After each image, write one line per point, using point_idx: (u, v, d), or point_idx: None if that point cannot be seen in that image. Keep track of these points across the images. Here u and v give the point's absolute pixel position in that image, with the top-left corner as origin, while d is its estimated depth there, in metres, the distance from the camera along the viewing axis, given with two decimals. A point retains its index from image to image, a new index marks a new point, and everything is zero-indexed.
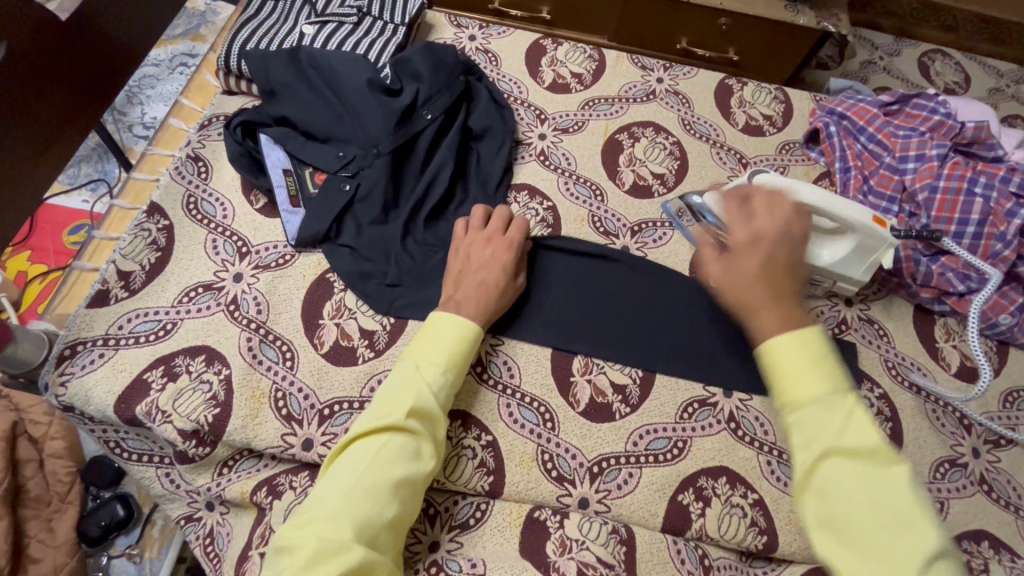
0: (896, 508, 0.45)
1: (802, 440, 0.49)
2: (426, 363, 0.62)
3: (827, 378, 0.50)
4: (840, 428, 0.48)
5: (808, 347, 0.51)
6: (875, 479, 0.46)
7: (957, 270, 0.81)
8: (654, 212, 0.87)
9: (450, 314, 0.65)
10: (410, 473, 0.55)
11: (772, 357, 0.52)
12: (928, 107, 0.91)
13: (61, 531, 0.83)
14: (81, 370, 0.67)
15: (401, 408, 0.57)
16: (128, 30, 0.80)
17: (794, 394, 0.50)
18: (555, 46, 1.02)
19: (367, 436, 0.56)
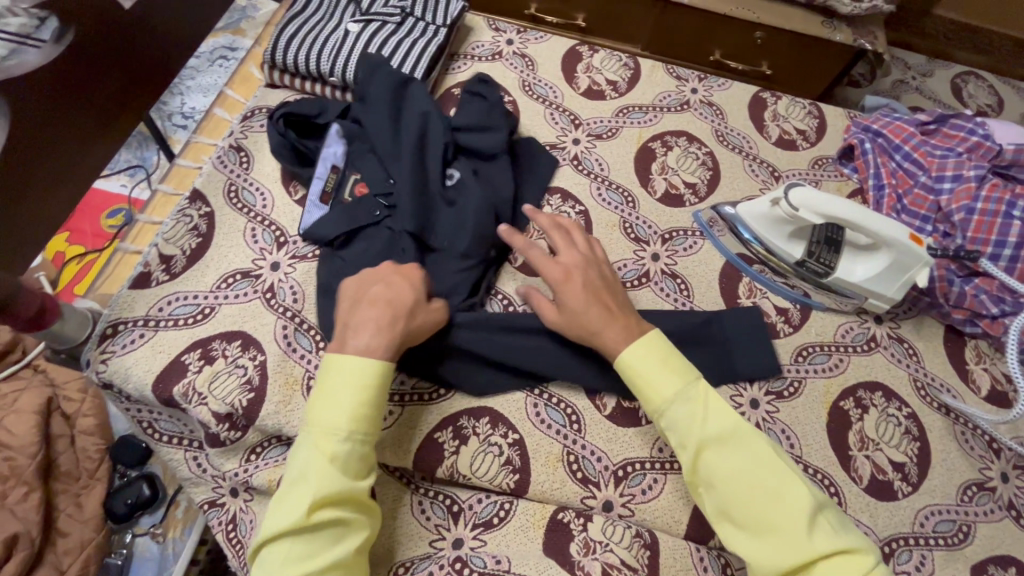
0: (764, 476, 0.55)
1: (681, 440, 0.59)
2: (324, 435, 0.55)
3: (677, 377, 0.61)
4: (703, 419, 0.58)
5: (651, 351, 0.62)
6: (738, 455, 0.57)
7: (991, 292, 0.80)
8: (685, 220, 0.88)
9: (348, 356, 0.58)
10: (335, 559, 0.52)
11: (632, 373, 0.62)
12: (966, 127, 0.90)
13: (89, 507, 0.85)
14: (121, 349, 0.69)
15: (302, 505, 0.52)
16: (181, 21, 0.82)
17: (661, 398, 0.60)
18: (591, 53, 1.03)
19: (277, 536, 0.53)
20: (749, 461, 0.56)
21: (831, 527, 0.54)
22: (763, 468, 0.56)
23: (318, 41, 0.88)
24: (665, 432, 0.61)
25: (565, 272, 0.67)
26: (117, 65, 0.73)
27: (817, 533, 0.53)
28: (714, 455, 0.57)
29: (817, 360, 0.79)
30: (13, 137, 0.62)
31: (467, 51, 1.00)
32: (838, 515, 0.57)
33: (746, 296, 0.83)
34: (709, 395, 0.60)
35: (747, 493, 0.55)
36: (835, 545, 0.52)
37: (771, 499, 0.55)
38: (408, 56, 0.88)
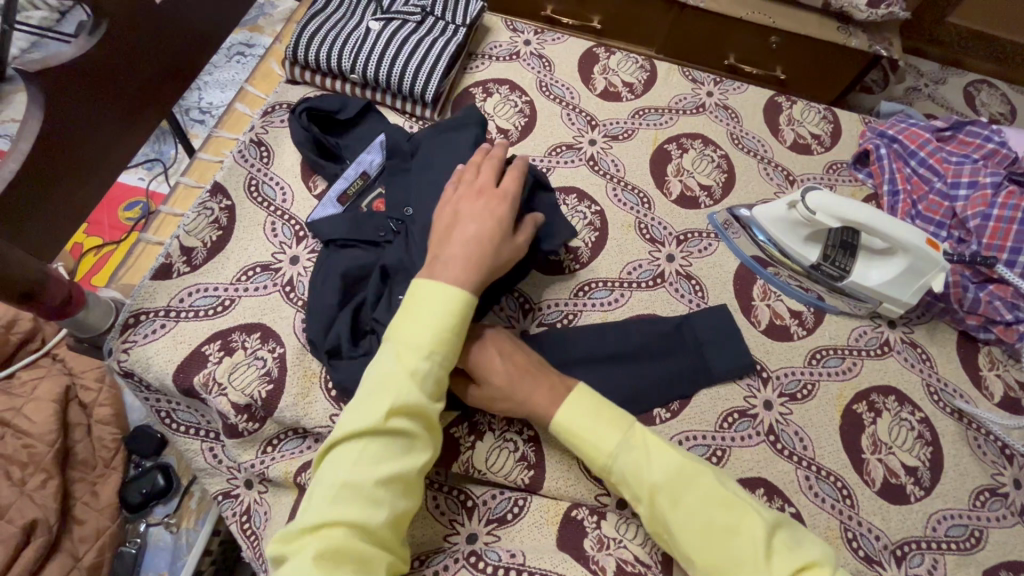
0: (716, 513, 0.54)
1: (631, 492, 0.57)
2: (407, 350, 0.56)
3: (614, 426, 0.59)
4: (646, 465, 0.57)
5: (587, 405, 0.61)
6: (687, 496, 0.55)
7: (1005, 298, 0.81)
8: (700, 223, 0.88)
9: (437, 283, 0.59)
10: (400, 470, 0.53)
11: (571, 430, 0.60)
12: (982, 134, 0.91)
13: (104, 495, 0.86)
14: (143, 339, 0.70)
15: (378, 411, 0.53)
16: (207, 16, 0.83)
17: (603, 453, 0.58)
18: (608, 55, 1.03)
19: (347, 440, 0.54)
20: (697, 499, 0.55)
21: (789, 545, 0.53)
22: (712, 504, 0.55)
23: (340, 38, 0.88)
24: (615, 484, 0.59)
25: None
26: (147, 59, 0.74)
27: (776, 559, 0.52)
28: (666, 501, 0.55)
29: (831, 364, 0.79)
30: (45, 127, 0.63)
31: (485, 51, 1.01)
32: (798, 527, 0.56)
33: (760, 298, 0.83)
34: (647, 436, 0.59)
35: (702, 537, 0.54)
36: (797, 563, 0.51)
37: (725, 533, 0.53)
38: (429, 55, 0.89)
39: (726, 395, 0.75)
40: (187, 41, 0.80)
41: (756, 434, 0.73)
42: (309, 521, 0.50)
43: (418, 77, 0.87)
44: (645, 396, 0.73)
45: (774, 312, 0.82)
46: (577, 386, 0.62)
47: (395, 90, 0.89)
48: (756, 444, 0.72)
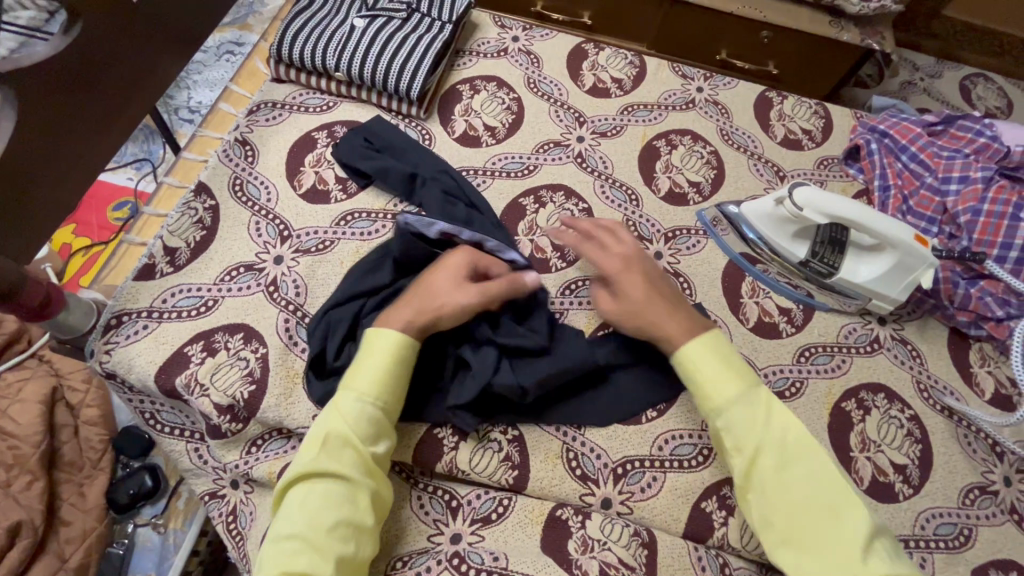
0: (823, 489, 0.57)
1: (735, 438, 0.60)
2: (344, 395, 0.60)
3: (737, 381, 0.61)
4: (759, 426, 0.59)
5: (714, 350, 0.63)
6: (795, 468, 0.58)
7: (996, 294, 0.80)
8: (689, 219, 0.87)
9: (389, 328, 0.63)
10: (341, 513, 0.55)
11: (688, 367, 0.63)
12: (973, 129, 0.90)
13: (92, 496, 0.86)
14: (126, 340, 0.70)
15: (313, 456, 0.57)
16: (186, 12, 0.83)
17: (717, 400, 0.61)
18: (597, 51, 1.02)
19: (294, 486, 0.57)
20: (805, 474, 0.57)
21: (885, 551, 0.54)
22: (821, 482, 0.57)
23: (324, 36, 0.88)
24: (720, 433, 0.61)
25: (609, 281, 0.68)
26: (127, 59, 0.74)
27: (871, 556, 0.53)
28: (771, 463, 0.58)
29: (820, 361, 0.79)
30: (19, 127, 0.62)
31: (472, 48, 1.00)
32: (892, 541, 0.56)
33: (748, 295, 0.82)
34: (770, 402, 0.61)
35: (801, 505, 0.56)
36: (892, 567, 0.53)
37: (824, 517, 0.55)
38: (414, 52, 0.88)
39: None
40: (165, 39, 0.80)
41: None
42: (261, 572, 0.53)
43: (402, 74, 0.86)
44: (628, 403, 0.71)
45: (763, 310, 0.81)
46: (705, 332, 0.65)
47: (380, 88, 0.88)
48: None
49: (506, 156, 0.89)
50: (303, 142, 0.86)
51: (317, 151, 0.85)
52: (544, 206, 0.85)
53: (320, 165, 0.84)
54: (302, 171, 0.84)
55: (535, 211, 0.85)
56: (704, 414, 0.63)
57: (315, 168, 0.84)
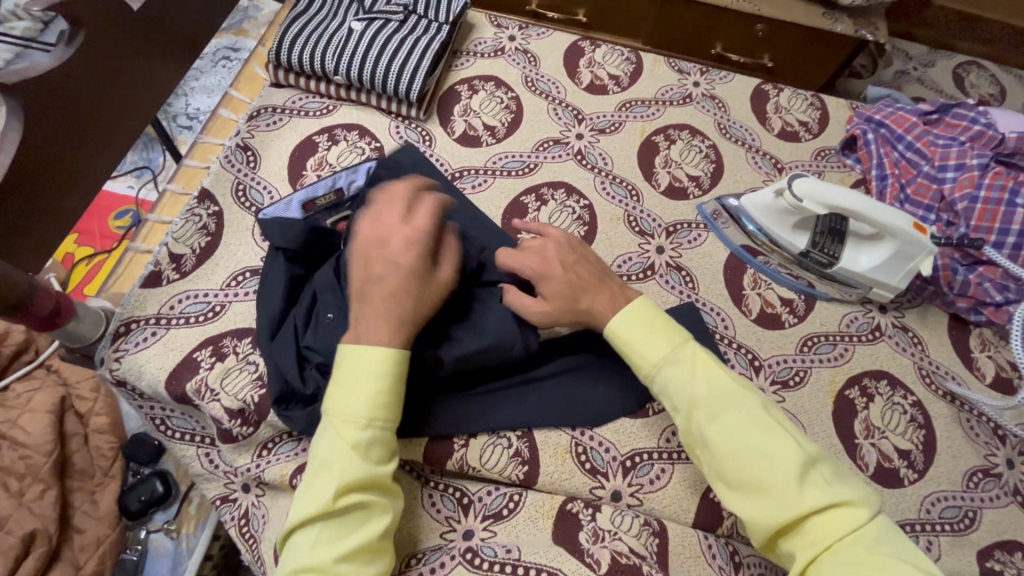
0: (755, 434, 0.54)
1: (672, 397, 0.59)
2: (346, 424, 0.56)
3: (665, 340, 0.61)
4: (688, 380, 0.58)
5: (643, 315, 0.63)
6: (726, 418, 0.56)
7: (995, 280, 0.81)
8: (689, 213, 0.88)
9: (360, 347, 0.58)
10: (362, 544, 0.53)
11: (618, 335, 0.62)
12: (968, 117, 0.91)
13: (103, 504, 0.87)
14: (135, 347, 0.70)
15: (325, 491, 0.53)
16: (184, 20, 0.83)
17: (651, 361, 0.60)
18: (593, 48, 1.03)
19: (304, 521, 0.54)
20: (740, 419, 0.55)
21: (824, 482, 0.52)
22: (752, 426, 0.55)
23: (322, 40, 0.88)
24: (659, 397, 0.61)
25: (542, 263, 0.67)
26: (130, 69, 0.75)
27: (810, 491, 0.51)
28: (706, 417, 0.56)
29: (823, 350, 0.79)
30: (25, 138, 0.63)
31: (469, 48, 1.00)
32: (837, 468, 0.55)
33: (751, 287, 0.83)
34: (697, 355, 0.60)
35: (736, 453, 0.54)
36: (830, 498, 0.51)
37: (759, 454, 0.53)
38: (412, 53, 0.89)
39: None
40: (165, 46, 0.80)
41: None
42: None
43: (401, 76, 0.87)
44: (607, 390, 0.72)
45: (765, 301, 0.82)
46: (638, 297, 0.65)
47: (379, 90, 0.89)
48: None
49: (507, 155, 0.90)
50: (304, 147, 0.86)
51: (319, 154, 0.86)
52: (545, 203, 0.86)
53: (323, 169, 0.84)
54: (305, 175, 0.84)
55: (537, 209, 0.86)
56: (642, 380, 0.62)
57: (317, 172, 0.84)
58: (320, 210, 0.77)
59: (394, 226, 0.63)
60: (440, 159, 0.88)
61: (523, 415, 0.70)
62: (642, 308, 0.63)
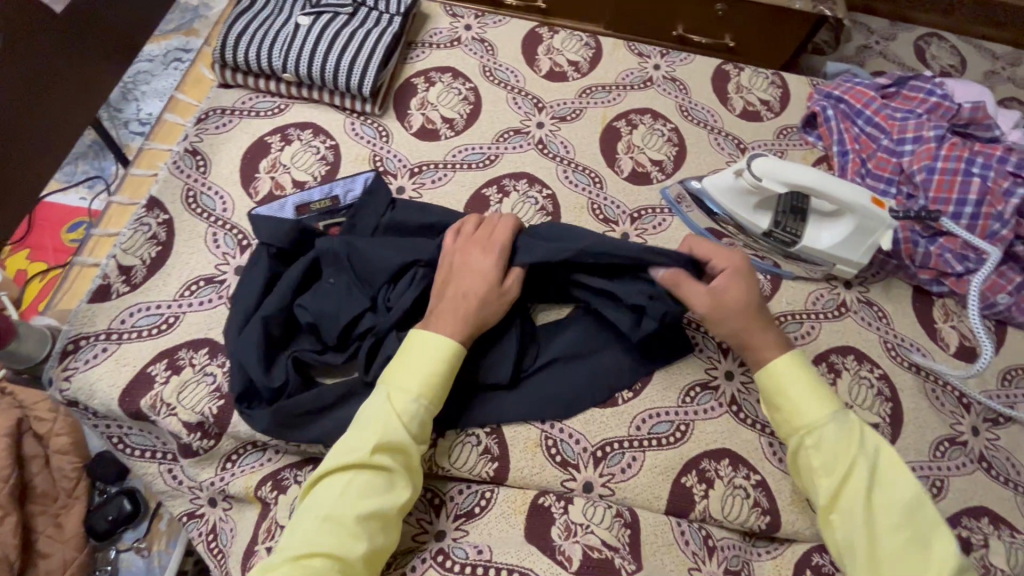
0: (911, 520, 0.56)
1: (822, 458, 0.60)
2: (398, 391, 0.58)
3: (824, 404, 0.62)
4: (853, 446, 0.60)
5: (807, 375, 0.64)
6: (885, 494, 0.58)
7: (955, 250, 0.81)
8: (653, 198, 0.87)
9: (437, 333, 0.61)
10: (382, 506, 0.54)
11: (780, 387, 0.64)
12: (925, 88, 0.91)
13: (68, 526, 0.85)
14: (85, 365, 0.68)
15: (368, 443, 0.55)
16: None
17: (810, 419, 0.62)
18: (552, 34, 1.01)
19: (337, 470, 0.55)
20: (897, 504, 0.57)
21: None
22: (912, 511, 0.57)
23: (267, 36, 0.85)
24: (806, 453, 0.62)
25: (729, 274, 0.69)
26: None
27: None
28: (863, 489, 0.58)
29: (790, 329, 0.79)
30: None
31: (425, 39, 0.98)
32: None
33: None
34: (861, 428, 0.62)
35: (889, 534, 0.56)
36: None
37: (914, 543, 0.55)
38: (361, 46, 0.86)
39: (687, 368, 0.75)
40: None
41: (718, 406, 0.73)
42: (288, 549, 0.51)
43: (353, 71, 0.84)
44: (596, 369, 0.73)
45: None
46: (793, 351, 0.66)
47: (330, 86, 0.86)
48: (718, 416, 0.73)
49: (467, 147, 0.88)
50: (256, 149, 0.84)
51: (271, 156, 0.83)
52: (507, 195, 0.85)
53: (276, 171, 0.82)
54: (257, 178, 0.82)
55: (499, 201, 0.84)
56: (790, 434, 0.63)
57: (271, 174, 0.82)
58: (314, 213, 0.77)
59: (478, 248, 0.67)
60: (398, 154, 0.86)
61: (499, 411, 0.70)
62: (810, 371, 0.65)
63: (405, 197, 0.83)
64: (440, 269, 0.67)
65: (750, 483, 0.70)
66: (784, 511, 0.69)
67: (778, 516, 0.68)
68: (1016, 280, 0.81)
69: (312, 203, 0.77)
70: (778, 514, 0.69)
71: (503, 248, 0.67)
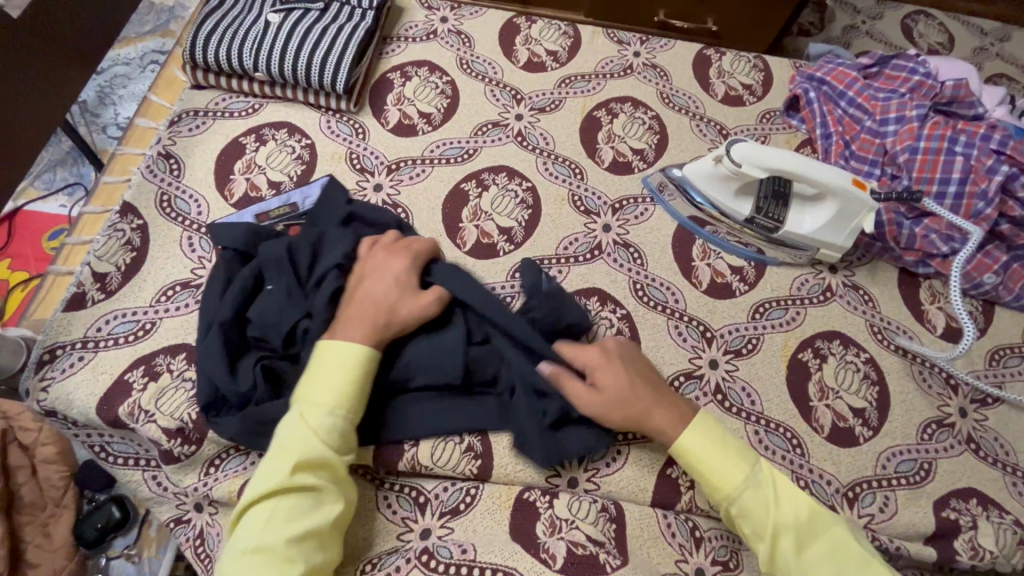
0: (846, 568, 0.56)
1: (751, 523, 0.59)
2: (311, 407, 0.58)
3: (737, 466, 0.61)
4: (772, 507, 0.59)
5: (712, 434, 0.63)
6: (815, 546, 0.58)
7: (940, 231, 0.80)
8: (635, 187, 0.86)
9: (344, 339, 0.61)
10: (313, 526, 0.54)
11: (692, 460, 0.62)
12: (908, 67, 0.89)
13: (58, 535, 0.85)
14: (62, 374, 0.67)
15: (285, 468, 0.54)
16: (78, 22, 0.79)
17: (730, 487, 0.60)
18: (529, 24, 1.00)
19: (259, 501, 0.54)
20: (827, 554, 0.57)
21: None
22: (842, 557, 0.57)
23: (236, 35, 0.84)
24: (737, 520, 0.60)
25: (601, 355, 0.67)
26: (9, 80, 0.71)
27: None
28: (794, 546, 0.58)
29: (775, 316, 0.79)
30: None
31: (400, 33, 0.96)
32: None
33: (700, 258, 0.82)
34: (777, 479, 0.61)
35: None
36: None
37: None
38: (331, 43, 0.85)
39: (671, 358, 0.75)
40: (52, 51, 0.76)
41: (703, 395, 0.73)
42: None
43: (324, 68, 0.83)
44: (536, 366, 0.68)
45: (715, 271, 0.81)
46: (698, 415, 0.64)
47: (304, 84, 0.85)
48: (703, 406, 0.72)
49: (445, 141, 0.87)
50: (231, 150, 0.83)
51: (247, 157, 0.82)
52: (486, 189, 0.84)
53: (251, 172, 0.81)
54: (232, 179, 0.81)
55: (478, 196, 0.83)
56: (717, 502, 0.62)
57: (246, 175, 0.81)
58: (273, 220, 0.78)
59: (388, 254, 0.68)
60: (375, 151, 0.85)
61: (484, 414, 0.68)
62: (712, 429, 0.63)
63: (383, 194, 0.82)
64: (353, 276, 0.67)
65: None
66: None
67: None
68: (1002, 259, 0.80)
69: (271, 211, 0.78)
70: None
71: (421, 253, 0.70)
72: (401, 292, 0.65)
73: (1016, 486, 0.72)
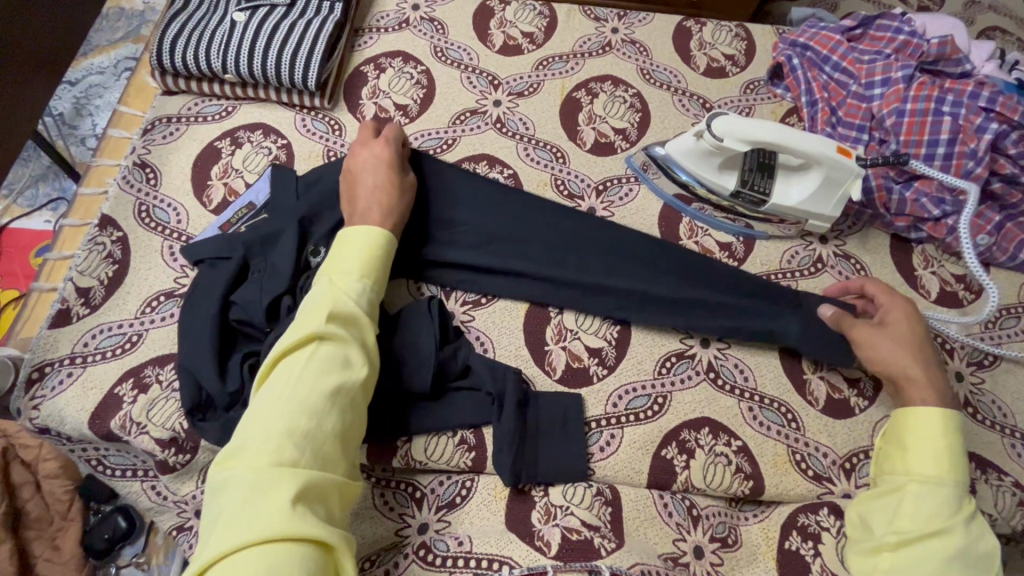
0: None
1: (910, 507, 0.58)
2: (340, 275, 0.61)
3: (946, 465, 0.59)
4: (953, 516, 0.56)
5: (946, 432, 0.61)
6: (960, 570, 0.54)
7: (931, 194, 0.79)
8: (617, 167, 0.85)
9: (359, 227, 0.65)
10: (344, 381, 0.55)
11: (907, 425, 0.63)
12: (892, 27, 0.87)
13: (67, 547, 0.87)
14: (52, 392, 0.67)
15: (317, 320, 0.56)
16: (31, 32, 0.77)
17: (921, 470, 0.59)
18: (503, 6, 0.97)
19: (290, 353, 0.55)
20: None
21: None
22: None
23: (202, 37, 0.82)
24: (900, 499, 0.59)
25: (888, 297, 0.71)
26: None
27: None
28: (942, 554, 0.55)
29: None
30: None
31: (371, 24, 0.94)
32: None
33: (687, 236, 0.81)
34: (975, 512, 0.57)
35: None
36: None
37: None
38: (299, 39, 0.83)
39: (660, 341, 0.74)
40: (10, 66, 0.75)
41: (695, 374, 0.73)
42: (255, 457, 0.48)
43: (293, 65, 0.81)
44: (525, 246, 0.76)
45: (703, 248, 0.80)
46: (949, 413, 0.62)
47: (275, 83, 0.83)
48: (696, 385, 0.72)
49: (422, 133, 0.86)
50: (207, 155, 0.82)
51: (223, 161, 0.81)
52: None
53: (229, 176, 0.80)
54: (210, 185, 0.80)
55: None
56: (892, 475, 0.61)
57: (223, 180, 0.80)
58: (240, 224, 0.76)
59: (370, 146, 0.72)
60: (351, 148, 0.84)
61: (469, 410, 0.68)
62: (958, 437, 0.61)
63: None
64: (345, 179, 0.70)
65: (732, 450, 0.69)
66: (768, 475, 0.68)
67: (762, 480, 0.68)
68: (994, 219, 0.79)
69: (232, 218, 0.76)
70: (762, 478, 0.68)
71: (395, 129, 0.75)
72: (391, 175, 0.70)
73: (1014, 447, 0.72)
